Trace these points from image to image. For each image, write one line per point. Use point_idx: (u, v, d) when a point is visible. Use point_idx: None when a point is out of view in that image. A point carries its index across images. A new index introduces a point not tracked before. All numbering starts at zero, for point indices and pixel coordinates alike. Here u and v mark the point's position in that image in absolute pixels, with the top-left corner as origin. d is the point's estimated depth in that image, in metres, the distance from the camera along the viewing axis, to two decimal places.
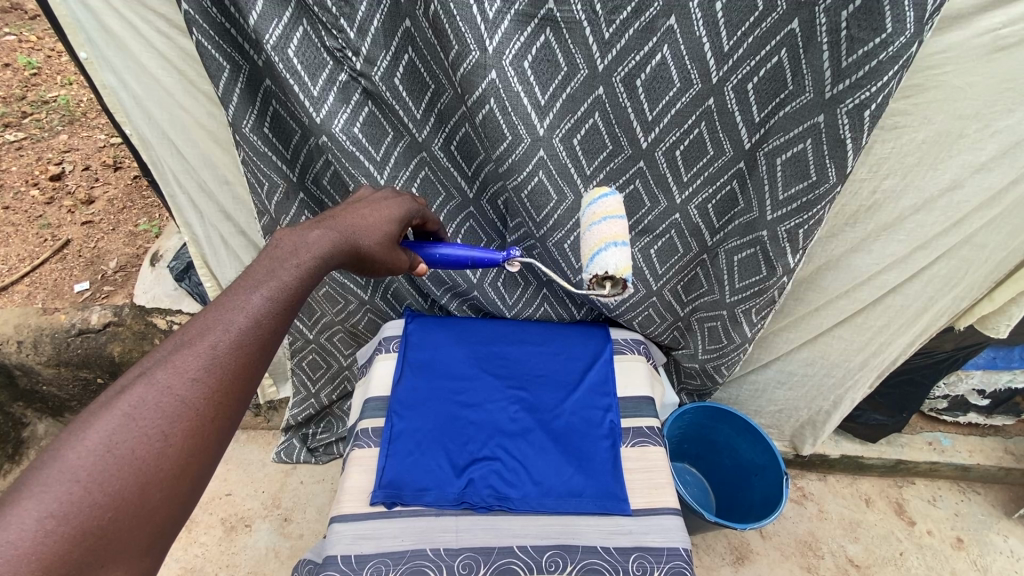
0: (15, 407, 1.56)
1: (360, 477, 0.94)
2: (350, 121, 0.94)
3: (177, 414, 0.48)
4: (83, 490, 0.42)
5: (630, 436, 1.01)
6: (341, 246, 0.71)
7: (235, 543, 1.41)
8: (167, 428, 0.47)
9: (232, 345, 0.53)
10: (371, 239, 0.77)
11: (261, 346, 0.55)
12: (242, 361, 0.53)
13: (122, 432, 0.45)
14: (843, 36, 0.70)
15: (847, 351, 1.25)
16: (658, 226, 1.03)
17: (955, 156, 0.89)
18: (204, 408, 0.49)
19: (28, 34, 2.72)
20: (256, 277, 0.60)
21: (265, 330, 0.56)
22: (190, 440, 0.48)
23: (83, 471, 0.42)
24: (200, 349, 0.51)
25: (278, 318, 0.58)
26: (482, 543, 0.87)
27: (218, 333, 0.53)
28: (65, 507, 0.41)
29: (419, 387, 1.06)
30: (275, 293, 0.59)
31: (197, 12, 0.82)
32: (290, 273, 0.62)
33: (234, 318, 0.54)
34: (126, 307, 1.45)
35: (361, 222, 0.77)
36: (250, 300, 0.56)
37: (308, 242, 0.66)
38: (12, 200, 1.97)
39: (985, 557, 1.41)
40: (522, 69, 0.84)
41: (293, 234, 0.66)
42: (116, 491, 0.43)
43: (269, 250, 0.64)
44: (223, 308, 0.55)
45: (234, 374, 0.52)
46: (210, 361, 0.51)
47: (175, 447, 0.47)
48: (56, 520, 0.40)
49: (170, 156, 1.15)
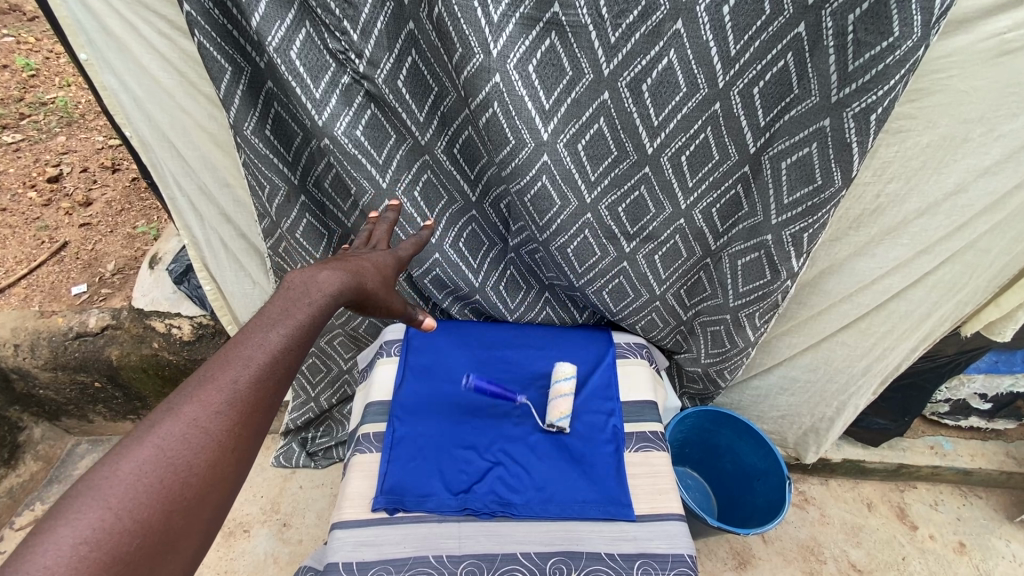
0: (12, 411, 1.53)
1: (361, 483, 0.93)
2: (352, 124, 0.93)
3: (202, 446, 0.48)
4: (114, 517, 0.42)
5: (634, 441, 1.00)
6: (350, 284, 0.69)
7: (233, 549, 1.39)
8: (192, 458, 0.47)
9: (252, 380, 0.53)
10: (375, 278, 0.76)
11: (279, 381, 0.55)
12: (262, 395, 0.53)
13: (151, 462, 0.45)
14: (850, 40, 0.70)
15: (850, 356, 1.25)
16: (662, 232, 1.03)
17: (958, 161, 0.89)
18: (227, 440, 0.49)
19: (27, 36, 2.71)
20: (270, 314, 0.59)
21: (282, 365, 0.56)
22: (212, 470, 0.48)
23: (114, 499, 0.42)
24: (222, 383, 0.51)
25: (295, 353, 0.58)
26: (485, 551, 0.85)
27: (239, 368, 0.53)
28: (97, 534, 0.40)
29: (422, 392, 1.05)
30: (292, 330, 0.59)
31: (199, 13, 0.81)
32: (305, 309, 0.61)
33: (253, 354, 0.54)
34: (125, 311, 1.44)
35: (365, 264, 0.76)
36: (268, 337, 0.56)
37: (317, 281, 0.65)
38: (9, 202, 1.96)
39: (987, 562, 1.40)
40: (526, 73, 0.83)
41: (303, 273, 0.65)
42: (144, 519, 0.43)
43: (282, 290, 0.62)
44: (243, 343, 0.55)
45: (255, 406, 0.52)
46: (232, 395, 0.51)
47: (199, 477, 0.47)
48: (89, 545, 0.40)
49: (170, 158, 1.14)
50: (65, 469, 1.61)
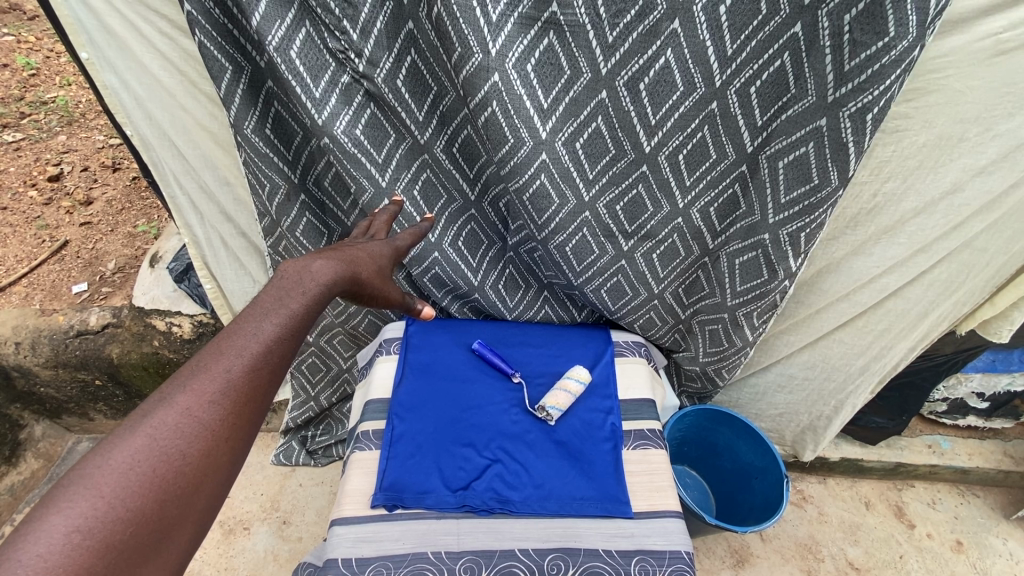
0: (13, 409, 1.54)
1: (361, 480, 0.93)
2: (352, 123, 0.94)
3: (195, 435, 0.48)
4: (106, 506, 0.42)
5: (632, 439, 1.01)
6: (343, 274, 0.70)
7: (233, 546, 1.40)
8: (185, 447, 0.47)
9: (245, 369, 0.54)
10: (369, 268, 0.76)
11: (273, 370, 0.56)
12: (255, 385, 0.54)
13: (144, 452, 0.45)
14: (845, 40, 0.70)
15: (848, 355, 1.25)
16: (660, 231, 1.03)
17: (955, 160, 0.89)
18: (219, 430, 0.50)
19: (27, 34, 2.73)
20: (264, 304, 0.60)
21: (275, 356, 0.56)
22: (205, 459, 0.48)
23: (107, 487, 0.43)
24: (215, 373, 0.52)
25: (289, 343, 0.59)
26: (483, 546, 0.86)
27: (232, 358, 0.53)
28: (89, 522, 0.41)
29: (421, 388, 1.06)
30: (284, 320, 0.59)
31: (199, 13, 0.82)
32: (297, 300, 0.62)
33: (246, 344, 0.55)
34: (125, 309, 1.45)
35: (360, 255, 0.76)
36: (261, 328, 0.57)
37: (311, 271, 0.65)
38: (10, 200, 1.96)
39: (984, 560, 1.41)
40: (525, 72, 0.83)
41: (298, 263, 0.66)
42: (137, 508, 0.43)
43: (274, 280, 0.63)
44: (236, 334, 0.56)
45: (248, 396, 0.53)
46: (225, 384, 0.52)
47: (192, 466, 0.47)
48: (82, 534, 0.40)
49: (171, 157, 1.15)
50: (65, 467, 1.62)
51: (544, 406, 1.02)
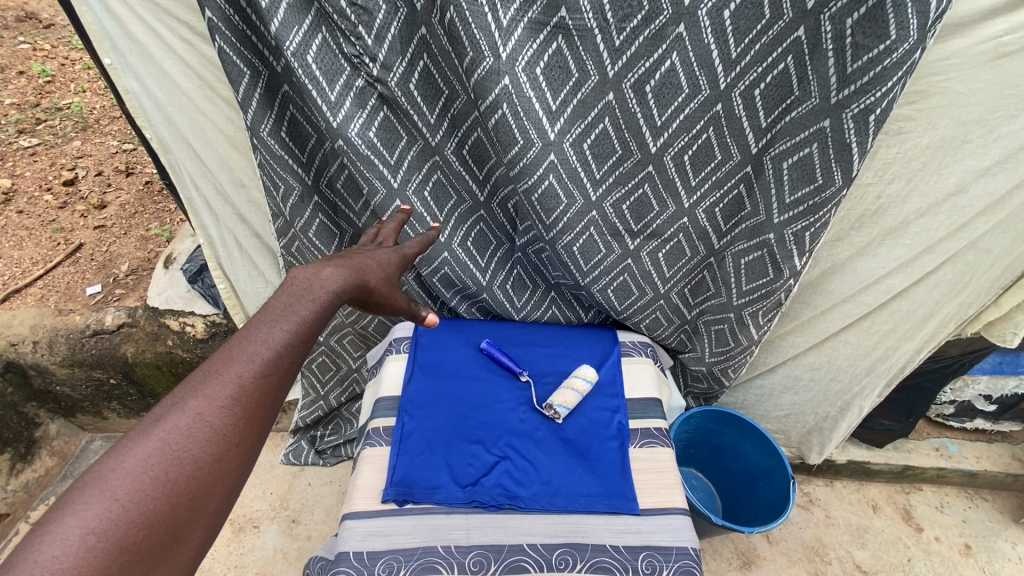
0: (28, 407, 1.56)
1: (372, 475, 0.95)
2: (366, 126, 0.96)
3: (207, 440, 0.50)
4: (121, 508, 0.44)
5: (639, 438, 1.03)
6: (353, 282, 0.72)
7: (242, 544, 1.41)
8: (196, 452, 0.49)
9: (255, 375, 0.55)
10: (378, 275, 0.79)
11: (282, 376, 0.58)
12: (265, 391, 0.56)
13: (157, 456, 0.47)
14: (848, 43, 0.72)
15: (854, 356, 1.26)
16: (666, 230, 1.04)
17: (957, 162, 0.91)
18: (230, 434, 0.52)
19: (43, 43, 2.79)
20: (274, 311, 0.62)
21: (284, 362, 0.58)
22: (216, 463, 0.50)
23: (121, 490, 0.44)
24: (226, 379, 0.54)
25: (298, 350, 0.61)
26: (492, 541, 0.87)
27: (242, 363, 0.55)
28: (104, 524, 0.43)
29: (430, 387, 1.07)
30: (294, 327, 0.61)
31: (220, 19, 0.85)
32: (308, 307, 0.64)
33: (257, 350, 0.57)
34: (140, 309, 1.47)
35: (369, 261, 0.78)
36: (271, 334, 0.59)
37: (321, 278, 0.68)
38: (26, 204, 2.01)
39: (993, 564, 1.40)
40: (534, 76, 0.86)
41: (308, 269, 0.68)
42: (150, 510, 0.45)
43: (284, 287, 0.65)
44: (246, 340, 0.57)
45: (258, 402, 0.55)
46: (235, 390, 0.54)
47: (203, 470, 0.49)
48: (96, 536, 0.42)
49: (188, 159, 1.18)
50: (79, 465, 1.64)
51: (551, 404, 1.04)
